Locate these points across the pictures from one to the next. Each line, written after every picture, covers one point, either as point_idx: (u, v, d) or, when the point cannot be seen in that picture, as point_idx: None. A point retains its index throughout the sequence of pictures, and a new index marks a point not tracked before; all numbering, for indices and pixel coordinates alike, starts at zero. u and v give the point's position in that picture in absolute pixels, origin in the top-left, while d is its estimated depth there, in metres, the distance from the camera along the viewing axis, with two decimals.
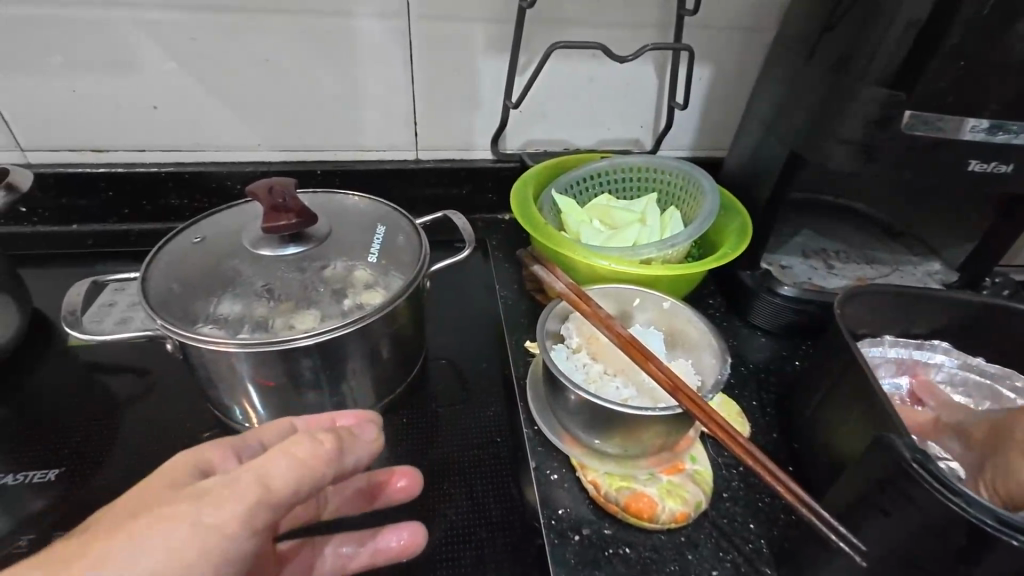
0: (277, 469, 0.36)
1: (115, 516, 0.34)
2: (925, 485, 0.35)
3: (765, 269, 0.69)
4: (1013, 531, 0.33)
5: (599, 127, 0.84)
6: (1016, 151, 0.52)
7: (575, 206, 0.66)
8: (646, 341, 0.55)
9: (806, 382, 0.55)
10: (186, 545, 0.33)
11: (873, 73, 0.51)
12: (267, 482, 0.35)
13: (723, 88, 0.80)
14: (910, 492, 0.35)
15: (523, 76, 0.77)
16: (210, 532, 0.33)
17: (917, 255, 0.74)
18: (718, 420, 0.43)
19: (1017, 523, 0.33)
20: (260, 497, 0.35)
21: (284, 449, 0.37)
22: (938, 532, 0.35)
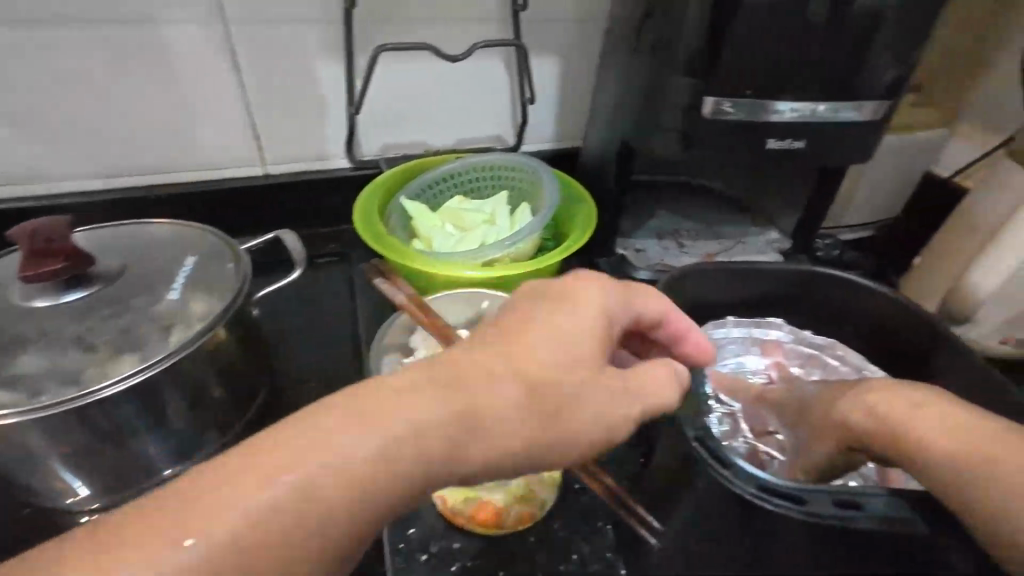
0: (430, 393, 0.32)
1: (465, 411, 0.33)
2: (705, 463, 0.42)
3: (619, 256, 0.72)
4: (767, 493, 0.40)
5: (457, 126, 0.82)
6: (806, 128, 0.56)
7: (427, 212, 0.65)
8: None
9: None
10: (337, 473, 0.29)
11: (677, 61, 0.52)
12: (520, 371, 0.35)
13: (572, 79, 0.81)
14: (697, 472, 0.42)
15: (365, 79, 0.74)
16: (418, 441, 0.31)
17: (759, 226, 0.79)
18: None
19: (770, 486, 0.40)
20: (527, 385, 0.34)
21: (529, 338, 0.36)
22: (718, 501, 0.42)
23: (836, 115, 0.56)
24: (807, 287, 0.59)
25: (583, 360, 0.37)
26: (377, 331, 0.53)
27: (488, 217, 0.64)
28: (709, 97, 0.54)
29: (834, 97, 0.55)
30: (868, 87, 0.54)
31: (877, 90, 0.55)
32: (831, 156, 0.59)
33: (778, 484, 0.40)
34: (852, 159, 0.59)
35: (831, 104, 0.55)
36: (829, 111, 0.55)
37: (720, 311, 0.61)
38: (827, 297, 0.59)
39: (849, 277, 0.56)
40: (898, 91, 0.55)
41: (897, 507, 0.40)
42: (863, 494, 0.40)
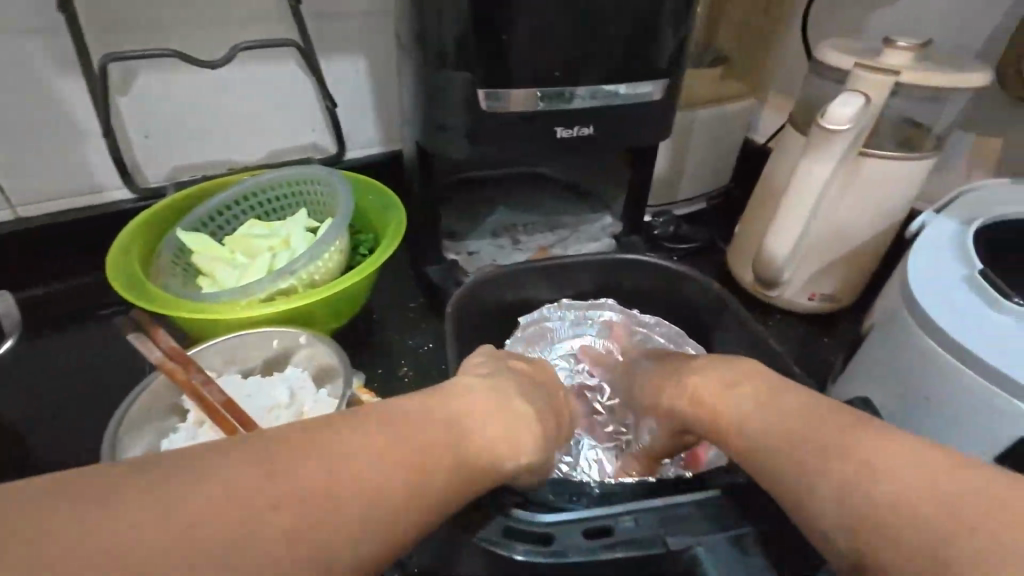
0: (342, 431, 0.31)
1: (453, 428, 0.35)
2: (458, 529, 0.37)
3: (449, 261, 0.67)
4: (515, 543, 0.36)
5: (260, 138, 0.73)
6: (590, 114, 0.54)
7: (209, 242, 0.56)
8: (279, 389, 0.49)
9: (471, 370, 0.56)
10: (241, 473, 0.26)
11: (443, 56, 0.50)
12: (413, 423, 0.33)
13: (384, 76, 0.74)
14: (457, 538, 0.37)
15: (128, 96, 0.65)
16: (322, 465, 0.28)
17: (593, 210, 0.75)
18: None
19: (517, 534, 0.36)
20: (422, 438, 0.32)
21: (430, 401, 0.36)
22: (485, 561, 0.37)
23: (622, 97, 0.55)
24: (615, 274, 0.59)
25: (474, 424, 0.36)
26: (125, 397, 0.45)
27: (278, 241, 0.56)
28: (486, 90, 0.51)
29: (613, 79, 0.53)
30: (646, 65, 0.53)
31: (656, 68, 0.54)
32: (631, 139, 0.58)
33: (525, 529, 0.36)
34: (652, 139, 0.58)
35: (614, 85, 0.54)
36: (609, 93, 0.54)
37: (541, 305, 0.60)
38: (635, 278, 0.59)
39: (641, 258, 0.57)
40: (677, 67, 0.55)
41: (693, 520, 0.37)
42: (667, 510, 0.37)
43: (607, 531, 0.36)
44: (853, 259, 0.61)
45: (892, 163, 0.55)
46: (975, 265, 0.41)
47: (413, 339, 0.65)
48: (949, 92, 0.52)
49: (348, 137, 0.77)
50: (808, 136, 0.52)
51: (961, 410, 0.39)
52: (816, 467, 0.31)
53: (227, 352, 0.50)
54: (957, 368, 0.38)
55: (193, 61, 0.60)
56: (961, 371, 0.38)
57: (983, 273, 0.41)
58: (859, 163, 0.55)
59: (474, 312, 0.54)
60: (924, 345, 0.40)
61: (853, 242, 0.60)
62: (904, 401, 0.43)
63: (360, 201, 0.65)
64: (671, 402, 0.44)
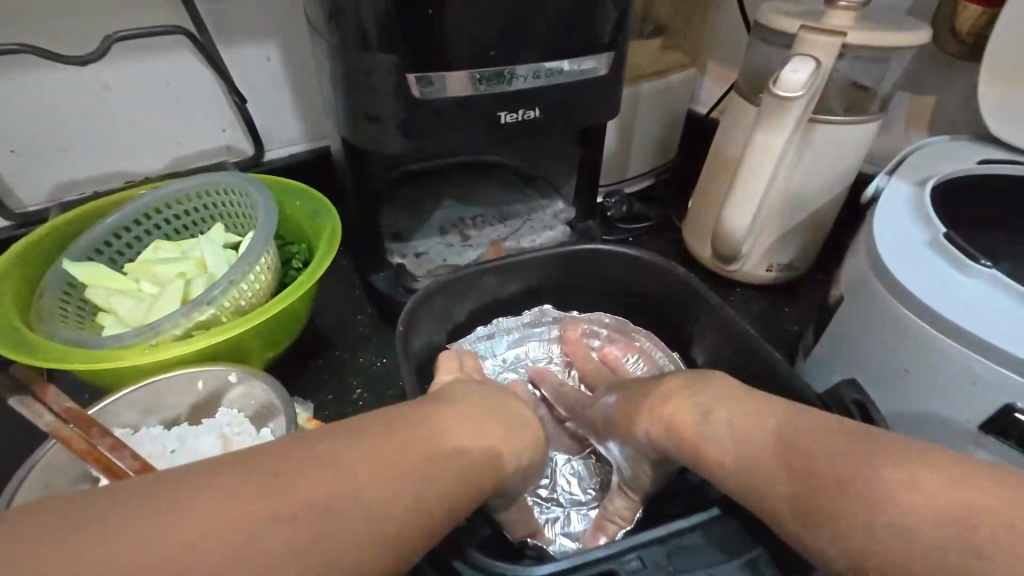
0: (330, 462, 0.28)
1: (448, 447, 0.32)
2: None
3: (396, 266, 0.61)
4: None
5: (161, 144, 0.64)
6: (533, 94, 0.50)
7: (105, 271, 0.48)
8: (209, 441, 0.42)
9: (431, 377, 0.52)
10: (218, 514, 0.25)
11: (361, 38, 0.44)
12: (407, 444, 0.30)
13: (302, 65, 0.66)
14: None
15: None
16: (302, 498, 0.26)
17: (544, 196, 0.71)
18: None
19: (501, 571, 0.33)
20: (412, 461, 0.30)
21: (423, 417, 0.33)
22: None
23: (567, 75, 0.50)
24: (575, 267, 0.55)
25: (462, 437, 0.33)
26: (12, 477, 0.37)
27: (192, 265, 0.48)
28: (414, 75, 0.45)
29: (556, 55, 0.49)
30: (589, 39, 0.49)
31: (600, 41, 0.50)
32: (580, 120, 0.54)
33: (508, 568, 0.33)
34: (602, 118, 0.55)
35: (558, 63, 0.49)
36: (552, 71, 0.49)
37: (501, 306, 0.56)
38: (597, 269, 0.56)
39: (601, 247, 0.54)
40: (620, 38, 0.51)
41: (700, 549, 0.34)
42: (668, 540, 0.34)
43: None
44: (809, 228, 0.61)
45: (843, 128, 0.54)
46: (936, 228, 0.41)
47: (366, 355, 0.59)
48: (892, 52, 0.51)
49: (267, 135, 0.68)
50: (761, 106, 0.50)
51: (937, 377, 0.38)
52: (797, 433, 0.32)
53: (141, 402, 0.43)
54: (933, 337, 0.37)
55: (55, 56, 0.52)
56: (941, 343, 0.37)
57: (947, 236, 0.40)
58: (811, 130, 0.54)
59: (427, 318, 0.50)
60: (898, 315, 0.39)
61: (808, 210, 0.59)
62: (879, 371, 0.42)
63: (287, 208, 0.57)
64: (649, 410, 0.39)
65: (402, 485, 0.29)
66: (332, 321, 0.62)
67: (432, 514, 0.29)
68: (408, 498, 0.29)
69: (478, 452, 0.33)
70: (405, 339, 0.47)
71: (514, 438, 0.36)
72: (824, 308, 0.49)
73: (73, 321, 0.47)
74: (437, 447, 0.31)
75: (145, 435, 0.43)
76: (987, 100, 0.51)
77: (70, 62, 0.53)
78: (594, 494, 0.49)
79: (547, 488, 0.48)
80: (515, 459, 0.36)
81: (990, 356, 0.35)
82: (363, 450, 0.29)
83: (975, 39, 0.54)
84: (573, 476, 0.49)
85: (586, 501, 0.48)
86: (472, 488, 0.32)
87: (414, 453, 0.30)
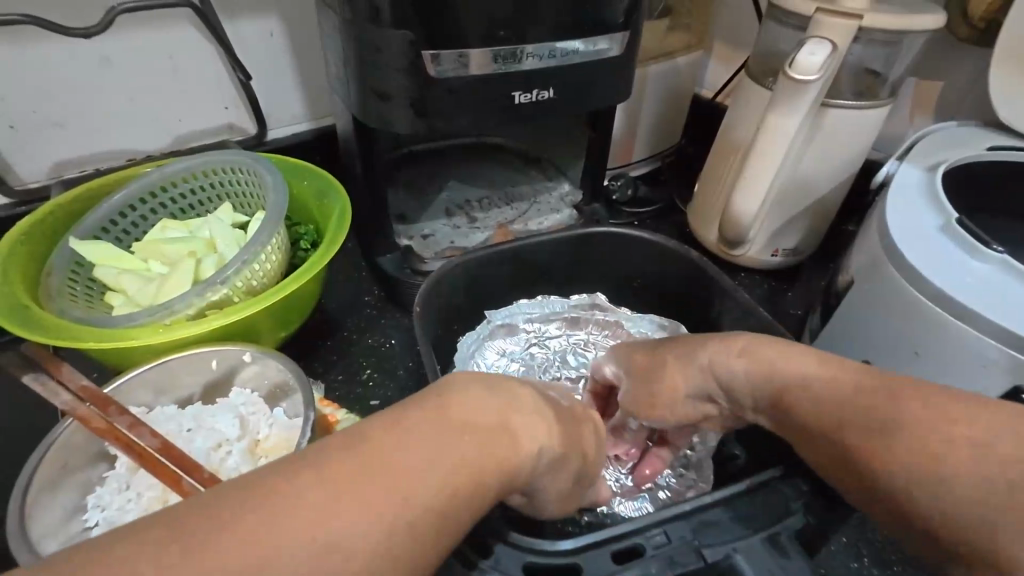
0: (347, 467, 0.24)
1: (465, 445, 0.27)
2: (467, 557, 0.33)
3: (403, 247, 0.60)
4: (526, 551, 0.33)
5: (163, 121, 0.63)
6: (548, 74, 0.49)
7: (114, 250, 0.47)
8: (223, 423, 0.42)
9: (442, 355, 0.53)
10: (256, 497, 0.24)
11: (376, 15, 0.43)
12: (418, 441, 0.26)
13: (307, 40, 0.65)
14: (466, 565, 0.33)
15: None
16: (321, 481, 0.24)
17: (551, 178, 0.71)
18: (152, 463, 0.34)
19: (529, 545, 0.33)
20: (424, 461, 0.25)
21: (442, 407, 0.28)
22: None
23: (581, 56, 0.50)
24: (583, 251, 0.56)
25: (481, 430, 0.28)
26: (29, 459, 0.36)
27: (200, 245, 0.48)
28: (429, 53, 0.45)
29: (570, 34, 0.48)
30: (603, 18, 0.48)
31: (614, 20, 0.49)
32: (592, 101, 0.53)
33: (536, 542, 0.33)
34: (614, 99, 0.54)
35: (572, 43, 0.49)
36: (566, 52, 0.49)
37: (511, 291, 0.56)
38: (603, 253, 0.56)
39: (607, 230, 0.54)
40: (634, 18, 0.50)
41: (725, 524, 0.35)
42: (693, 517, 0.35)
43: (634, 552, 0.34)
44: (814, 214, 0.61)
45: (853, 112, 0.54)
46: (949, 214, 0.41)
47: (373, 337, 0.59)
48: (906, 36, 0.51)
49: (271, 114, 0.67)
50: (775, 89, 0.50)
51: (947, 358, 0.39)
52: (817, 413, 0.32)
53: (157, 381, 0.43)
54: (943, 319, 0.38)
55: (58, 28, 0.51)
56: (955, 326, 0.38)
57: (958, 220, 0.41)
58: (821, 114, 0.54)
59: (430, 303, 0.49)
60: (906, 297, 0.40)
61: (817, 195, 0.59)
62: (889, 353, 0.43)
63: (295, 188, 0.57)
64: (663, 395, 0.40)
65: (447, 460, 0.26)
66: (340, 302, 0.62)
67: (478, 488, 0.27)
68: (451, 471, 0.26)
69: (500, 445, 0.28)
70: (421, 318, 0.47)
71: (552, 424, 0.33)
72: (832, 292, 0.50)
73: (82, 300, 0.46)
74: (472, 420, 0.28)
75: (160, 414, 0.43)
76: (996, 86, 0.52)
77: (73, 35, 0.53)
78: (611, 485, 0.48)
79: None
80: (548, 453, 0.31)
81: (1000, 339, 0.36)
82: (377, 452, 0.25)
83: (987, 23, 0.54)
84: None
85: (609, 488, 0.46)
86: (517, 467, 0.29)
87: (448, 422, 0.27)
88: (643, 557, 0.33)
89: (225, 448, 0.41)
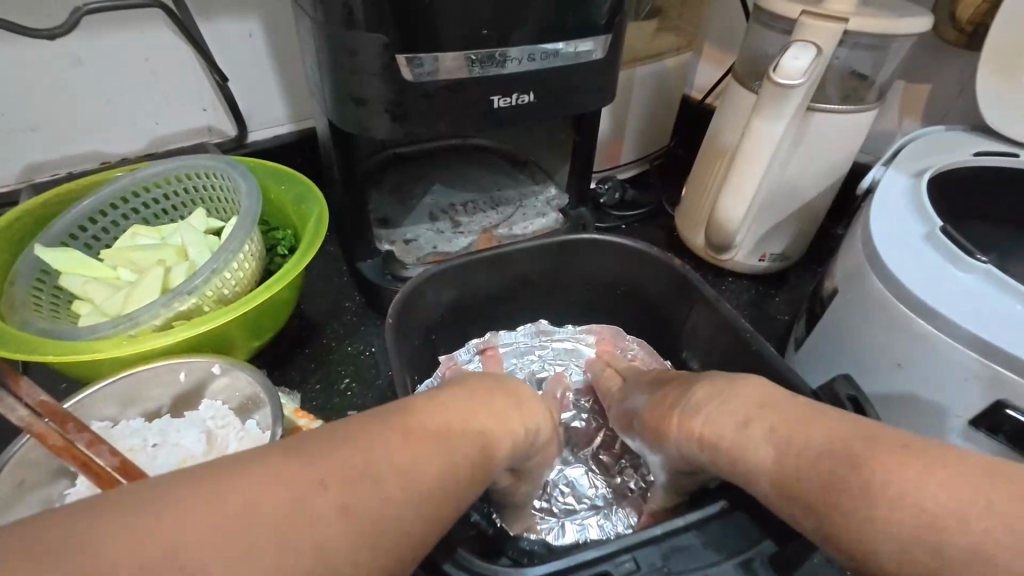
0: (309, 470, 0.25)
1: (422, 443, 0.29)
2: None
3: (385, 253, 0.59)
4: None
5: (138, 123, 0.61)
6: (528, 78, 0.48)
7: (80, 258, 0.46)
8: (190, 438, 0.41)
9: (422, 362, 0.52)
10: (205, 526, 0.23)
11: (348, 16, 0.41)
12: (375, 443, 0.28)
13: (287, 41, 0.63)
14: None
15: None
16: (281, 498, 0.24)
17: (538, 182, 0.69)
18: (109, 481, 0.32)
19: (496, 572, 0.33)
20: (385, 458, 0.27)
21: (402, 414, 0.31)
22: None
23: (562, 59, 0.49)
24: (564, 258, 0.55)
25: (437, 434, 0.30)
26: None
27: (171, 253, 0.47)
28: (403, 56, 0.43)
29: (551, 37, 0.47)
30: (585, 20, 0.47)
31: (597, 22, 0.48)
32: (575, 105, 0.52)
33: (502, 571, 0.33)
34: (598, 102, 0.53)
35: (552, 46, 0.47)
36: (546, 55, 0.48)
37: (492, 299, 0.55)
38: (586, 259, 0.55)
39: (588, 238, 0.53)
40: (618, 21, 0.49)
41: (697, 549, 0.35)
42: (664, 542, 0.35)
43: None
44: (803, 217, 0.60)
45: (841, 116, 0.53)
46: (934, 221, 0.41)
47: (354, 343, 0.58)
48: (893, 40, 0.50)
49: (250, 116, 0.66)
50: (760, 93, 0.49)
51: (931, 370, 0.39)
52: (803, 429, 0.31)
53: (126, 394, 0.42)
54: (924, 329, 0.38)
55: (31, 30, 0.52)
56: (940, 338, 0.37)
57: (943, 230, 0.40)
58: (808, 118, 0.53)
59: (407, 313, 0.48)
60: (891, 307, 0.39)
61: (804, 199, 0.59)
62: (872, 362, 0.43)
63: (274, 193, 0.55)
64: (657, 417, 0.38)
65: (423, 457, 0.28)
66: (321, 308, 0.61)
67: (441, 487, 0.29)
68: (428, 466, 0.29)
69: (457, 440, 0.31)
70: (395, 332, 0.46)
71: (505, 417, 0.36)
72: (818, 299, 0.49)
73: (48, 309, 0.45)
74: (441, 424, 0.31)
75: (126, 428, 0.41)
76: (984, 92, 0.51)
77: (43, 37, 0.53)
78: (589, 503, 0.49)
79: (543, 500, 0.48)
80: (504, 446, 0.34)
81: (983, 352, 0.35)
82: (343, 457, 0.26)
83: (976, 27, 0.53)
84: (566, 487, 0.49)
85: (579, 510, 0.48)
86: (470, 467, 0.31)
87: (421, 425, 0.30)
88: None
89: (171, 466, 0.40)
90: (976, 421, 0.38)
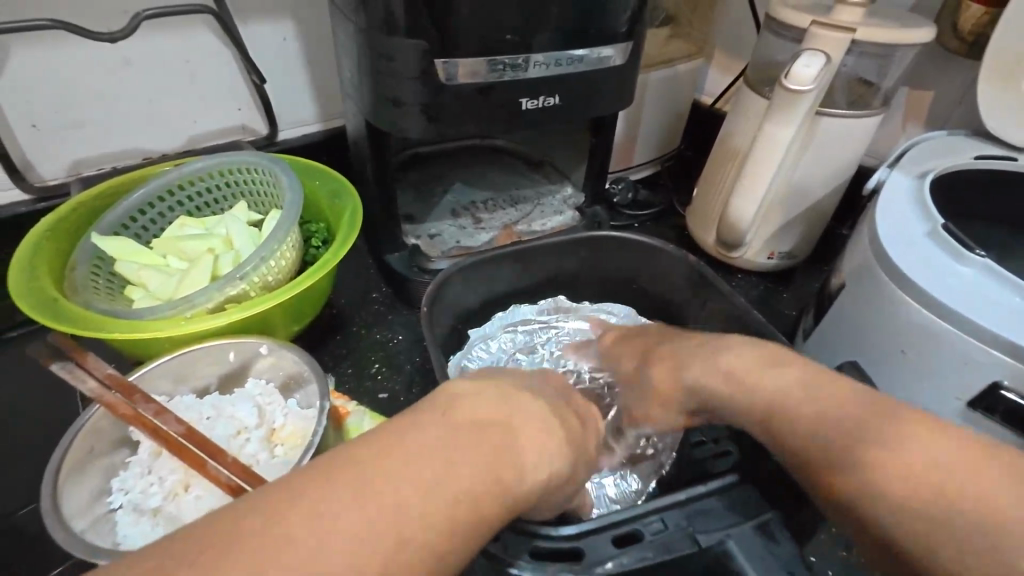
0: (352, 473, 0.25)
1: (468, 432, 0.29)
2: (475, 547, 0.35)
3: (411, 247, 0.62)
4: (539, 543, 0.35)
5: (178, 121, 0.64)
6: (554, 81, 0.51)
7: (133, 245, 0.49)
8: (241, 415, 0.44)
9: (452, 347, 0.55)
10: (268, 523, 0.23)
11: (392, 24, 0.45)
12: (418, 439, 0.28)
13: (319, 45, 0.67)
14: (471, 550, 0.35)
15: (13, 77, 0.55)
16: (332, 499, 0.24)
17: (553, 182, 0.72)
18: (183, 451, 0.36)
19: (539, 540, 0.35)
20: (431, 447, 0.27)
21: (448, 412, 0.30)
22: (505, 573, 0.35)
23: (585, 65, 0.52)
24: (582, 254, 0.58)
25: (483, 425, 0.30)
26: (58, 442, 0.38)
27: (217, 242, 0.50)
28: (440, 60, 0.47)
29: (576, 44, 0.50)
30: (607, 27, 0.50)
31: (617, 30, 0.51)
32: (596, 107, 0.55)
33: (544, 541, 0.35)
34: (618, 104, 0.56)
35: (577, 52, 0.51)
36: (571, 60, 0.51)
37: (513, 292, 0.58)
38: (601, 253, 0.58)
39: (603, 233, 0.56)
40: (637, 29, 0.53)
41: (718, 511, 0.37)
42: (690, 505, 0.37)
43: (634, 537, 0.36)
44: (810, 217, 0.63)
45: (847, 121, 0.56)
46: (936, 219, 0.43)
47: (381, 331, 0.61)
48: (898, 49, 0.53)
49: (281, 115, 0.69)
50: (773, 98, 0.52)
51: (933, 358, 0.41)
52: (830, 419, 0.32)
53: (179, 370, 0.45)
54: (928, 320, 0.40)
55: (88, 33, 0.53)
56: (941, 327, 0.40)
57: (945, 227, 0.43)
58: (816, 123, 0.56)
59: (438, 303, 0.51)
60: (898, 298, 0.42)
61: (813, 199, 0.61)
62: (879, 352, 0.45)
63: (307, 188, 0.58)
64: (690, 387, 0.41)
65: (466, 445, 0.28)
66: (351, 298, 0.64)
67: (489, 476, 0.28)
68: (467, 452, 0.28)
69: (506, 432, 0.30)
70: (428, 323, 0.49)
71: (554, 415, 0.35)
72: (824, 294, 0.52)
73: (105, 292, 0.48)
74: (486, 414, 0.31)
75: (180, 403, 0.44)
76: (985, 100, 0.54)
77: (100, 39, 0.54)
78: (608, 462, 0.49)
79: None
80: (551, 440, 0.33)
81: (984, 340, 0.38)
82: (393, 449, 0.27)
83: (975, 38, 0.56)
84: None
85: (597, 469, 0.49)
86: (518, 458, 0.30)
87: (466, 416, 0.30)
88: (641, 541, 0.36)
89: (187, 493, 0.40)
90: (974, 404, 0.41)
